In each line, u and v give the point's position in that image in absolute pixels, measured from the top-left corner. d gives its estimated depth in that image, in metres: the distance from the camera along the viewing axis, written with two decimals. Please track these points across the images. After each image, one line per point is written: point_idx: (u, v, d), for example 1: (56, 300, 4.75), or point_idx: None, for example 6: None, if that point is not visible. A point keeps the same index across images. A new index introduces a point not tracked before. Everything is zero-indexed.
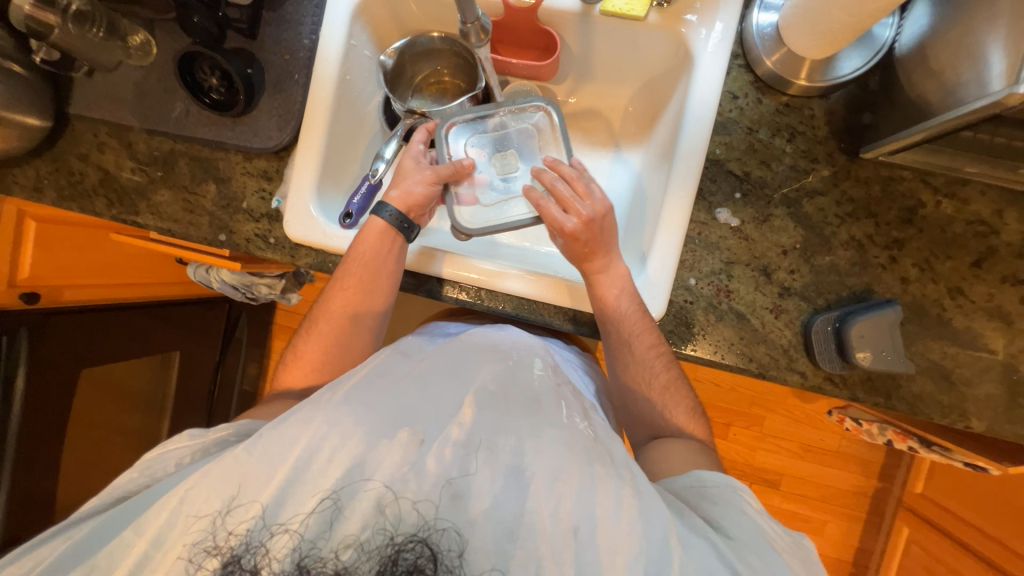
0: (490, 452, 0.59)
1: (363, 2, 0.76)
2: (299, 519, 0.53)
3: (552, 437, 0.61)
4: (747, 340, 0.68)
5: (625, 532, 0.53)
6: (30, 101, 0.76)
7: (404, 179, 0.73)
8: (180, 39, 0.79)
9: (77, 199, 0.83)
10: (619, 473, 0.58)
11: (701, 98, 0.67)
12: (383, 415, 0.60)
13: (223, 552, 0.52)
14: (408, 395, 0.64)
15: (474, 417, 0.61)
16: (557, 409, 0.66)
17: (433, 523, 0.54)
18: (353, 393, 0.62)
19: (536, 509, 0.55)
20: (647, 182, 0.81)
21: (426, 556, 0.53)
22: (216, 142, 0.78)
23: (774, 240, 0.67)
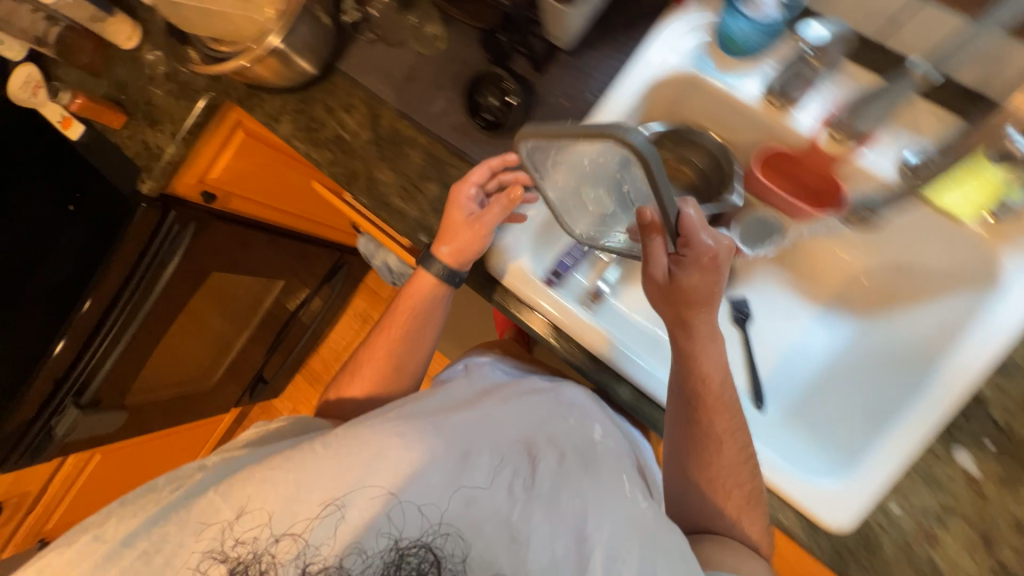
0: (551, 502, 0.61)
1: (662, 82, 0.73)
2: (316, 524, 0.57)
3: (617, 505, 0.62)
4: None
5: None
6: (318, 49, 0.79)
7: (459, 234, 0.73)
8: (470, 46, 0.80)
9: (307, 144, 0.86)
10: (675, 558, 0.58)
11: (993, 332, 0.61)
12: (443, 439, 0.63)
13: (233, 559, 0.56)
14: (469, 423, 0.67)
15: (531, 464, 0.64)
16: (617, 481, 0.66)
17: (436, 529, 0.58)
18: (428, 420, 0.66)
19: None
20: (856, 363, 0.76)
21: (429, 560, 0.57)
22: (460, 151, 0.78)
23: (1013, 511, 0.60)
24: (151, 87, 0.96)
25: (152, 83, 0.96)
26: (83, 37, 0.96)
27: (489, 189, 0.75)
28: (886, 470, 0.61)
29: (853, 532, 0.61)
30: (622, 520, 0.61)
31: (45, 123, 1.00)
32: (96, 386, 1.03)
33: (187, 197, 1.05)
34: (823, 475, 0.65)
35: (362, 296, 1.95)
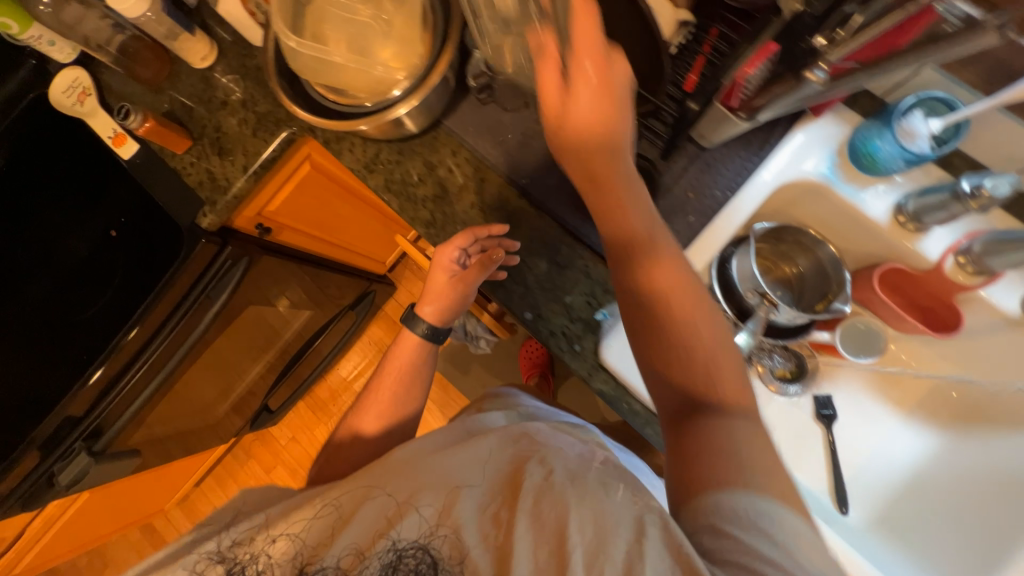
0: (534, 514, 0.50)
1: (785, 187, 0.73)
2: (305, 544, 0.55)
3: (595, 502, 0.48)
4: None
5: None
6: (433, 107, 0.74)
7: (438, 295, 0.82)
8: None
9: (402, 199, 0.82)
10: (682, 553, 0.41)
11: None
12: (429, 470, 0.57)
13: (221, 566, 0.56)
14: (457, 453, 0.59)
15: (515, 485, 0.54)
16: (608, 485, 0.51)
17: (433, 532, 0.52)
18: (412, 449, 0.62)
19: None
20: (938, 477, 0.80)
21: (427, 563, 0.51)
22: (575, 230, 0.75)
23: None
24: (223, 113, 0.89)
25: (224, 110, 0.88)
26: (151, 50, 0.87)
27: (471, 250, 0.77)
28: None
29: None
30: (580, 517, 0.47)
31: (92, 135, 0.89)
32: (113, 431, 0.91)
33: (244, 229, 0.98)
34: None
35: (378, 324, 1.86)
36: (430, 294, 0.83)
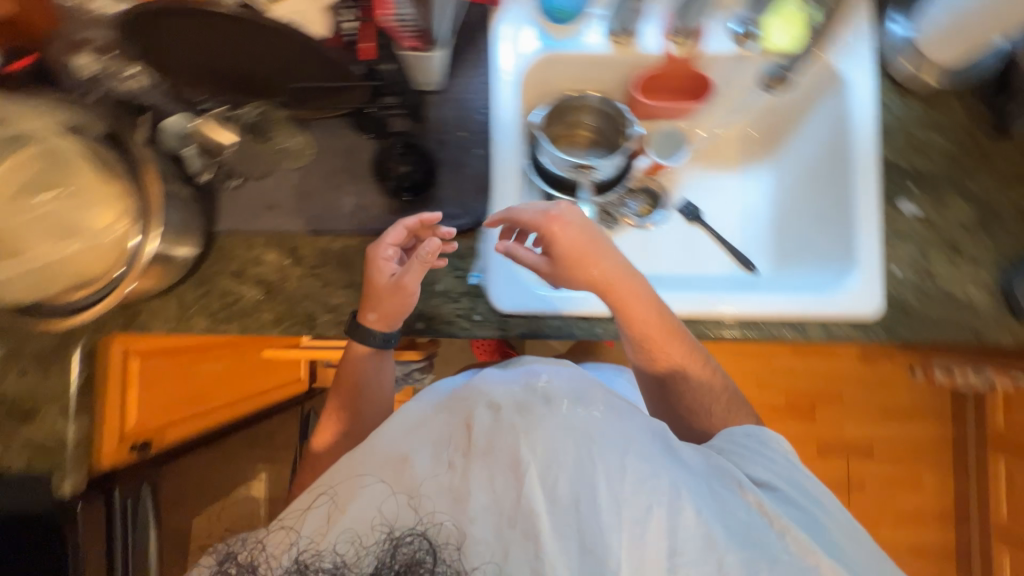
0: (489, 456, 0.58)
1: (528, 71, 0.78)
2: (302, 522, 0.60)
3: (546, 431, 0.58)
4: (898, 317, 0.74)
5: (631, 491, 0.55)
6: (194, 225, 0.68)
7: (377, 300, 0.69)
8: (344, 134, 0.76)
9: (237, 320, 0.76)
10: (620, 443, 0.58)
11: (862, 113, 0.76)
12: (408, 438, 0.63)
13: (223, 556, 0.61)
14: (420, 429, 0.64)
15: (469, 435, 0.60)
16: (554, 405, 0.61)
17: (429, 517, 0.57)
18: (368, 446, 0.64)
19: (533, 493, 0.55)
20: (793, 196, 0.88)
21: (425, 549, 0.56)
22: (401, 230, 0.75)
23: (956, 220, 0.75)
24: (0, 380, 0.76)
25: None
26: None
27: (406, 246, 0.72)
28: (875, 257, 0.74)
29: (884, 310, 0.74)
30: (532, 449, 0.57)
31: None
32: None
33: (123, 462, 0.84)
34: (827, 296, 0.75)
35: None
36: (377, 295, 0.68)
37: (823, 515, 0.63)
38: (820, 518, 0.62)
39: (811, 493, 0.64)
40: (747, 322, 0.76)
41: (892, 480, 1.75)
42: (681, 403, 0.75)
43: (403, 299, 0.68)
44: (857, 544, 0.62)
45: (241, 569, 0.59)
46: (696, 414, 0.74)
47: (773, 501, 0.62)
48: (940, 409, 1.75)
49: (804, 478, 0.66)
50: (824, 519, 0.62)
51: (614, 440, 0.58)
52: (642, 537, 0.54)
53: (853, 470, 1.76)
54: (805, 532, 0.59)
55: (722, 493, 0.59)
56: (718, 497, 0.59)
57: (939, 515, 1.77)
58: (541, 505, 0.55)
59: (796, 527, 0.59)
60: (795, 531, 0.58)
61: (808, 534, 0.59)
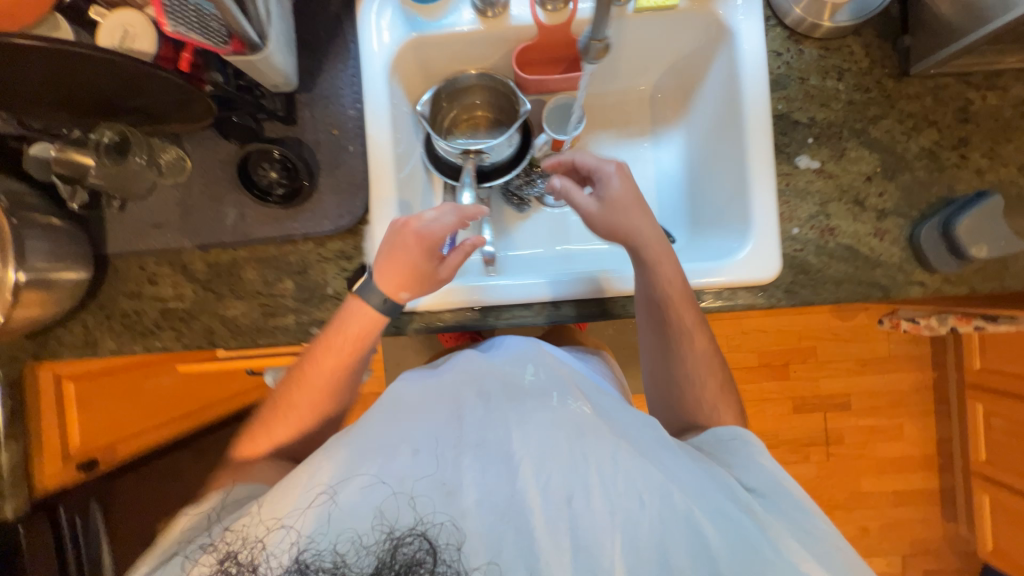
0: (479, 451, 0.53)
1: (396, 58, 0.74)
2: (300, 518, 0.50)
3: (540, 424, 0.53)
4: (798, 278, 0.71)
5: (626, 494, 0.50)
6: (72, 253, 0.68)
7: (404, 278, 0.64)
8: (216, 145, 0.74)
9: (141, 340, 0.77)
10: (618, 440, 0.52)
11: (751, 59, 0.71)
12: (395, 428, 0.55)
13: (220, 550, 0.49)
14: (412, 417, 0.56)
15: (463, 426, 0.55)
16: (547, 396, 0.57)
17: (428, 517, 0.49)
18: (363, 427, 0.55)
19: (528, 487, 0.50)
20: (698, 157, 0.84)
21: (425, 549, 0.49)
22: (283, 237, 0.74)
23: (856, 170, 0.71)
24: None
25: None
26: None
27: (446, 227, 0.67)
28: (767, 216, 0.70)
29: (782, 271, 0.71)
30: (524, 443, 0.52)
31: None
32: None
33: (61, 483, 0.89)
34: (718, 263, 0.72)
35: None
36: (409, 274, 0.64)
37: (812, 519, 0.53)
38: (818, 535, 0.52)
39: (796, 497, 0.55)
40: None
41: (873, 433, 1.73)
42: (679, 373, 0.70)
43: (437, 279, 0.67)
44: (861, 559, 0.51)
45: (241, 570, 0.48)
46: (689, 384, 0.69)
47: (771, 512, 0.53)
48: (920, 357, 1.71)
49: (782, 477, 0.56)
50: (813, 532, 0.52)
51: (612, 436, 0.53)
52: (637, 543, 0.49)
53: (833, 425, 1.73)
54: (804, 544, 0.50)
55: (721, 497, 0.51)
56: (716, 500, 0.51)
57: (925, 464, 1.74)
58: (536, 501, 0.50)
59: (790, 537, 0.50)
60: (791, 528, 0.52)
61: (800, 542, 0.50)
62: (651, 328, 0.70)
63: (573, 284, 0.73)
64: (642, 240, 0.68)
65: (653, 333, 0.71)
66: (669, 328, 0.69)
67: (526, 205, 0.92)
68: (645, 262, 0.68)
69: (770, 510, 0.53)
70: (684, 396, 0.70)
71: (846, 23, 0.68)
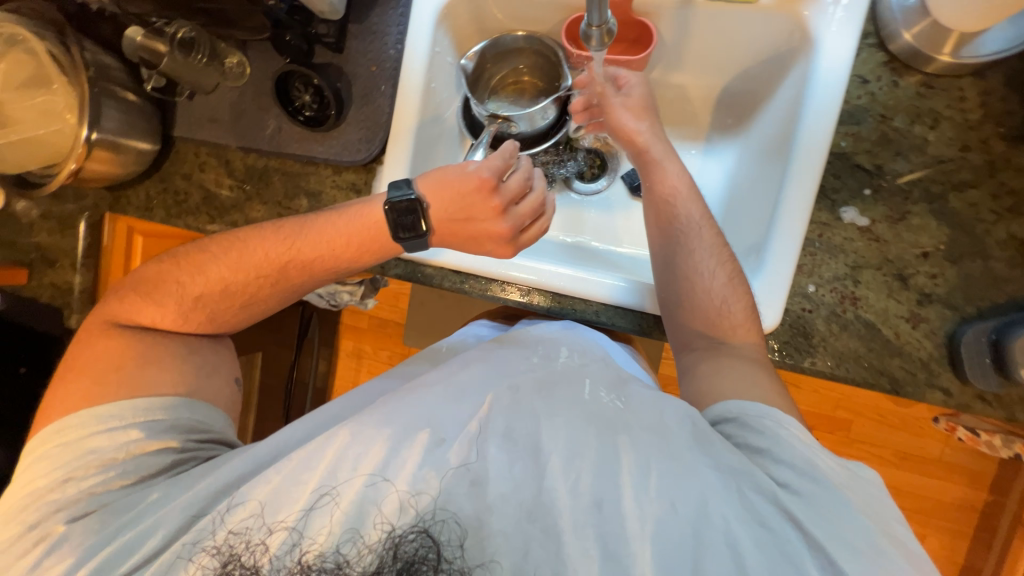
0: (508, 439, 0.52)
1: (449, 5, 0.73)
2: (304, 518, 0.49)
3: (568, 422, 0.53)
4: (795, 340, 0.63)
5: (657, 500, 0.48)
6: (140, 126, 0.79)
7: (468, 223, 0.68)
8: (272, 58, 0.80)
9: (182, 217, 0.88)
10: (648, 438, 0.51)
11: (827, 80, 0.60)
12: (408, 410, 0.54)
13: (222, 552, 0.49)
14: (430, 394, 0.56)
15: (482, 417, 0.53)
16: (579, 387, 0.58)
17: (433, 513, 0.48)
18: (377, 406, 0.56)
19: (555, 485, 0.49)
20: (743, 179, 0.75)
21: (429, 547, 0.47)
22: (307, 157, 0.79)
23: (912, 241, 0.59)
24: (34, 232, 0.97)
25: (32, 230, 0.97)
26: None
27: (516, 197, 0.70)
28: (784, 264, 0.62)
29: (780, 324, 0.63)
30: (553, 436, 0.52)
31: None
32: None
33: None
34: None
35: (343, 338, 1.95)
36: (453, 226, 0.68)
37: (853, 514, 0.46)
38: (866, 545, 0.45)
39: (834, 491, 0.47)
40: (617, 307, 0.73)
41: None
42: (686, 266, 0.65)
43: (480, 232, 0.68)
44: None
45: (242, 572, 0.48)
46: (700, 276, 0.64)
47: (806, 505, 0.47)
48: (975, 473, 1.47)
49: (820, 463, 0.49)
50: (857, 540, 0.45)
51: (642, 442, 0.51)
52: (667, 549, 0.46)
53: None
54: (843, 552, 0.44)
55: (755, 500, 0.47)
56: (748, 505, 0.47)
57: None
58: (563, 499, 0.49)
59: (826, 541, 0.45)
60: (826, 531, 0.45)
61: (845, 553, 0.44)
62: (656, 223, 0.70)
63: (552, 274, 0.73)
64: (649, 137, 0.70)
65: (659, 230, 0.69)
66: (674, 224, 0.68)
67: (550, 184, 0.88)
68: (649, 160, 0.70)
69: (803, 504, 0.47)
70: (696, 294, 0.64)
71: (984, 58, 0.55)
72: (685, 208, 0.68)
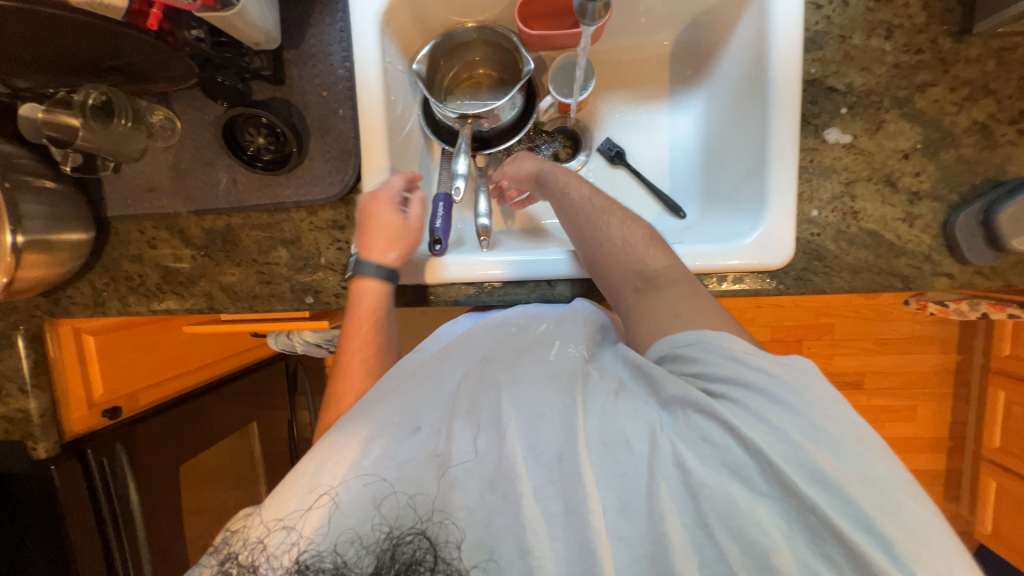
0: (472, 415, 0.53)
1: (389, 9, 0.68)
2: (301, 518, 0.49)
3: (531, 389, 0.53)
4: (811, 264, 0.66)
5: (610, 446, 0.48)
6: (70, 215, 0.69)
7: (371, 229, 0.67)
8: (203, 105, 0.71)
9: (144, 303, 0.78)
10: (608, 390, 0.52)
11: (785, 11, 0.62)
12: (387, 409, 0.54)
13: (225, 552, 0.50)
14: (402, 386, 0.57)
15: (453, 399, 0.55)
16: (546, 348, 0.58)
17: (430, 514, 0.49)
18: (358, 406, 0.55)
19: (514, 451, 0.49)
20: (717, 125, 0.77)
21: (426, 548, 0.48)
22: (275, 205, 0.72)
23: (892, 146, 0.63)
24: None
25: None
26: None
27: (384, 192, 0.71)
28: (785, 195, 0.64)
29: (795, 253, 0.66)
30: (515, 403, 0.52)
31: None
32: None
33: (95, 427, 0.96)
34: (724, 243, 0.67)
35: None
36: (364, 228, 0.67)
37: (793, 414, 0.45)
38: (803, 438, 0.44)
39: (772, 395, 0.46)
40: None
41: (885, 412, 1.70)
42: (592, 233, 0.65)
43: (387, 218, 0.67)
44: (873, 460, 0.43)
45: (242, 570, 0.49)
46: (603, 234, 0.64)
47: (742, 411, 0.46)
48: (945, 339, 1.64)
49: (756, 375, 0.48)
50: (791, 434, 0.44)
51: (602, 398, 0.51)
52: (626, 498, 0.47)
53: None
54: (798, 472, 0.42)
55: (697, 417, 0.48)
56: (690, 422, 0.48)
57: (934, 445, 1.72)
58: (525, 469, 0.48)
59: (778, 460, 0.43)
60: (768, 436, 0.44)
61: (786, 460, 0.43)
62: (557, 210, 0.70)
63: (567, 263, 0.71)
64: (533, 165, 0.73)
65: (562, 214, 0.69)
66: (568, 205, 0.68)
67: None
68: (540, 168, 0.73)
69: (743, 411, 0.46)
70: (606, 251, 0.64)
71: None
72: (572, 191, 0.69)
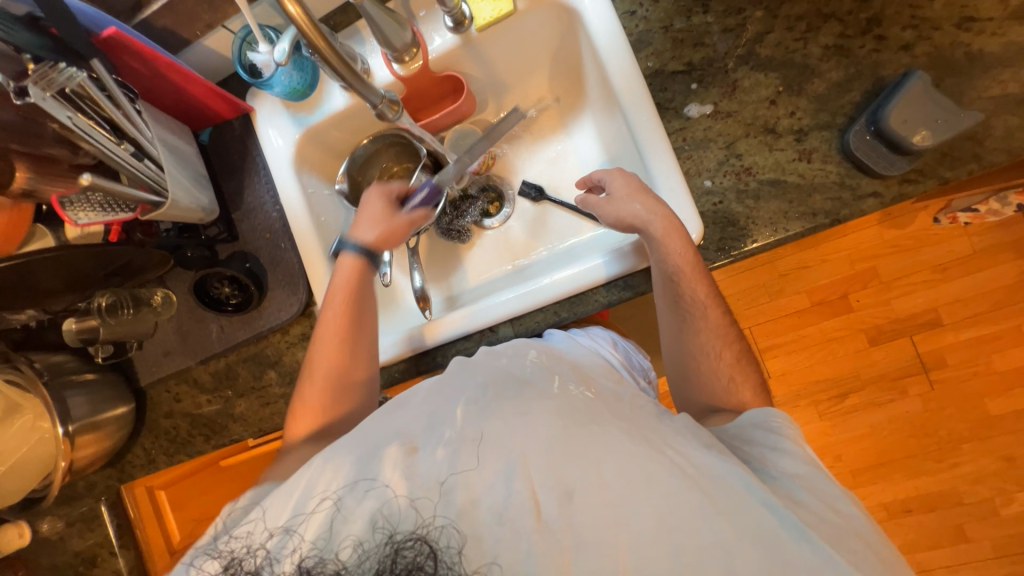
0: (476, 447, 0.51)
1: (298, 154, 0.83)
2: (303, 521, 0.49)
3: (542, 419, 0.51)
4: (727, 232, 0.65)
5: (639, 485, 0.47)
6: (108, 396, 0.84)
7: (370, 218, 0.77)
8: (186, 276, 0.87)
9: (182, 450, 0.91)
10: (620, 428, 0.51)
11: (601, 27, 0.68)
12: (384, 428, 0.55)
13: (223, 556, 0.50)
14: (411, 414, 0.57)
15: (459, 421, 0.54)
16: (549, 383, 0.57)
17: (432, 519, 0.47)
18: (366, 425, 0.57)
19: (522, 486, 0.48)
20: (610, 134, 0.82)
21: (426, 553, 0.46)
22: (255, 336, 0.84)
23: (756, 98, 0.64)
24: (65, 545, 0.98)
25: (65, 541, 0.98)
26: None
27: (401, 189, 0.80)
28: (670, 179, 0.66)
29: (704, 226, 0.65)
30: (530, 440, 0.50)
31: None
32: None
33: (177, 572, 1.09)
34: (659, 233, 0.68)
35: None
36: (360, 214, 0.78)
37: (847, 502, 0.50)
38: (857, 528, 0.48)
39: (830, 484, 0.52)
40: (570, 299, 0.75)
41: (985, 343, 1.46)
42: (691, 341, 0.66)
43: (378, 206, 0.78)
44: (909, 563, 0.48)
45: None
46: (704, 352, 0.66)
47: (792, 496, 0.50)
48: (1017, 241, 1.42)
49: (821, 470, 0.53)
50: (848, 523, 0.48)
51: (616, 429, 0.51)
52: (644, 539, 0.45)
53: (927, 348, 1.48)
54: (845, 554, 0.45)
55: (743, 489, 0.48)
56: (743, 492, 0.48)
57: None
58: (535, 497, 0.47)
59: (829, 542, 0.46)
60: (812, 518, 0.48)
61: (831, 540, 0.46)
62: (666, 300, 0.66)
63: (504, 306, 0.75)
64: (645, 219, 0.63)
65: (669, 305, 0.66)
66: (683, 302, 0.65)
67: (467, 235, 0.93)
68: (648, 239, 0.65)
69: (791, 497, 0.50)
70: (701, 369, 0.67)
71: None
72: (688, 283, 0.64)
